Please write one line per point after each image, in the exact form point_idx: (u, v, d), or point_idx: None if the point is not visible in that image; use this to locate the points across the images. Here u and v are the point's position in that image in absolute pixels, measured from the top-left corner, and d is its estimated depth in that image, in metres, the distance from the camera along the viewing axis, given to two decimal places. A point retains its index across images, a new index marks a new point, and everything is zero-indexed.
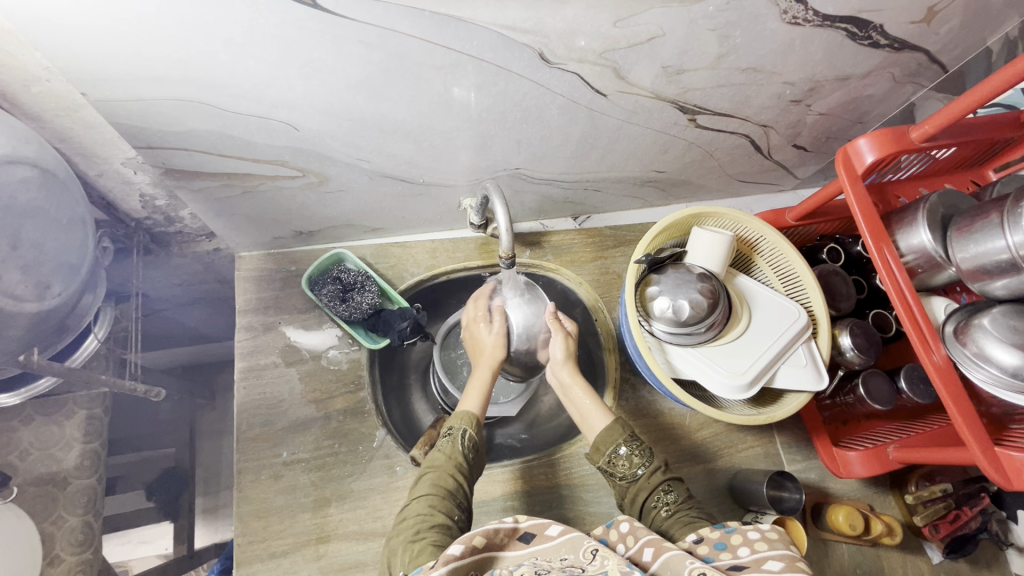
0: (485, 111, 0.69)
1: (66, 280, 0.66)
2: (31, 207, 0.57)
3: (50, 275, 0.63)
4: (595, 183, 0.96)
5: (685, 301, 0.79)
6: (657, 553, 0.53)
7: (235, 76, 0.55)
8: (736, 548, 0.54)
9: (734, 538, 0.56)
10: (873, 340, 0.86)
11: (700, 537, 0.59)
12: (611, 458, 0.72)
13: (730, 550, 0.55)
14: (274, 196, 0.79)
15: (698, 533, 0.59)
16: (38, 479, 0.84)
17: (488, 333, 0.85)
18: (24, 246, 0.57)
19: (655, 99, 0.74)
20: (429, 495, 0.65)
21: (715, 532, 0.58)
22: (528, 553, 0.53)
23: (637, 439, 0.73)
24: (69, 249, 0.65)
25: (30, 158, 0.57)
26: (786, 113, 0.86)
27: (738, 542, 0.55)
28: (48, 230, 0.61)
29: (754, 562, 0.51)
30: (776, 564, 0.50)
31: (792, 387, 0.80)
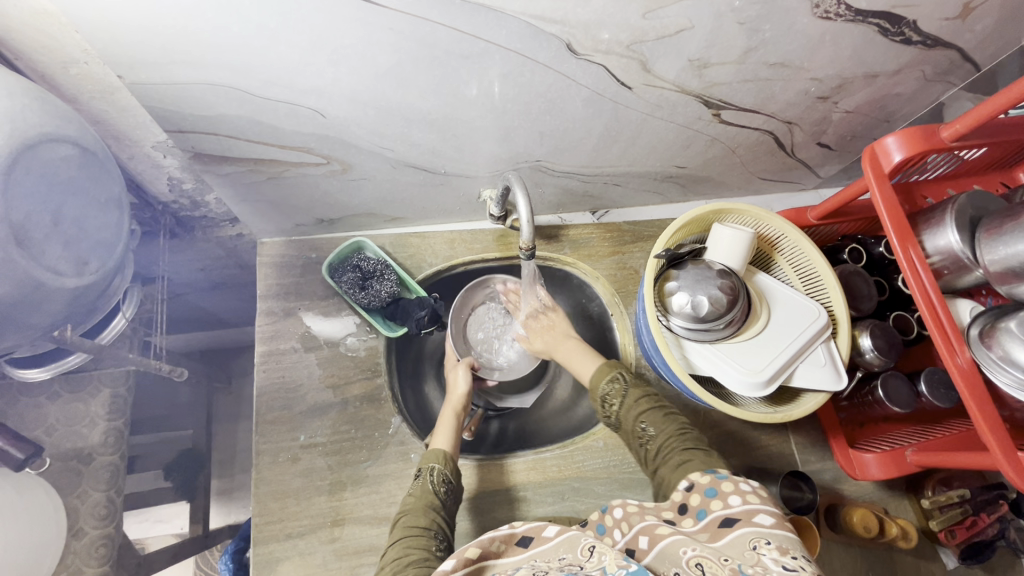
0: (508, 102, 0.70)
1: (104, 256, 0.68)
2: (69, 187, 0.59)
3: (90, 251, 0.64)
4: (615, 177, 0.96)
5: (704, 296, 0.78)
6: (653, 541, 0.53)
7: (266, 61, 0.55)
8: (726, 497, 0.56)
9: (724, 486, 0.57)
10: (893, 342, 0.85)
11: (691, 485, 0.60)
12: (601, 399, 0.78)
13: (720, 498, 0.56)
14: (298, 182, 0.79)
15: (689, 481, 0.61)
16: (64, 454, 0.87)
17: (461, 382, 0.91)
18: (64, 223, 0.59)
19: (680, 93, 0.74)
20: (406, 537, 0.66)
21: (705, 479, 0.60)
22: (525, 557, 0.54)
23: (621, 379, 0.78)
24: (108, 227, 0.67)
25: (71, 137, 0.58)
26: (812, 110, 0.85)
27: (728, 490, 0.57)
28: (88, 208, 0.62)
29: (744, 514, 0.53)
30: (767, 516, 0.52)
31: (810, 386, 0.80)
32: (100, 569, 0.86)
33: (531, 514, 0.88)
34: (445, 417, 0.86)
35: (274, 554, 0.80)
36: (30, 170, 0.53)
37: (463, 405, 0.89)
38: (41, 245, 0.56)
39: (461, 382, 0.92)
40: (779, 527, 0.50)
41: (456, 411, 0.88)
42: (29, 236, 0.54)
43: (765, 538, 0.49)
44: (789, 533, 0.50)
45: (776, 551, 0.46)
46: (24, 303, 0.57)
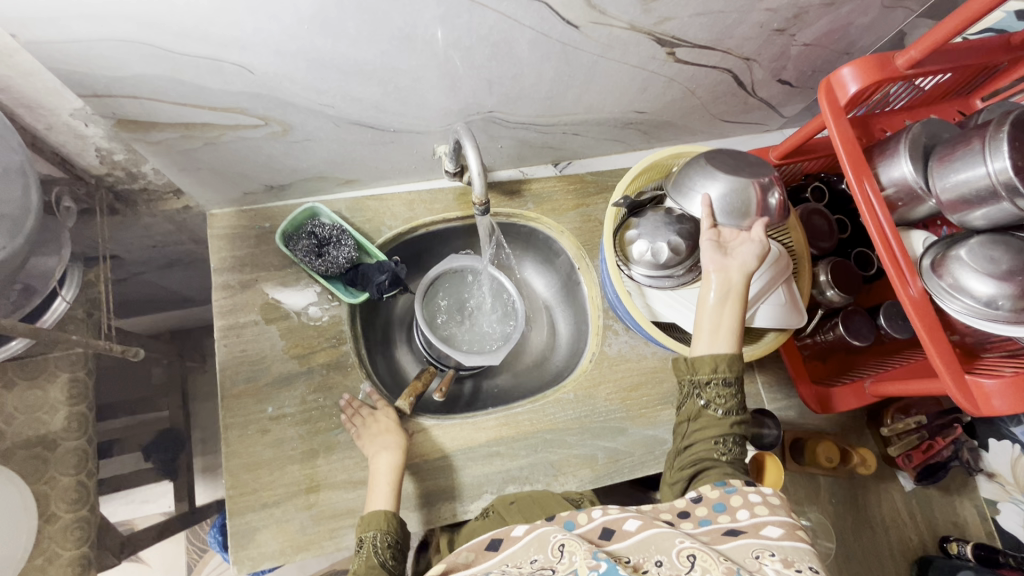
0: (450, 48, 0.66)
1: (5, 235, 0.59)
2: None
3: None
4: (574, 126, 0.93)
5: (664, 243, 0.77)
6: (642, 526, 0.55)
7: (173, 10, 0.51)
8: (735, 511, 0.58)
9: (733, 501, 0.59)
10: (853, 280, 0.88)
11: (699, 496, 0.61)
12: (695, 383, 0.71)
13: (727, 513, 0.58)
14: (237, 146, 0.75)
15: (697, 492, 0.62)
16: (26, 442, 0.85)
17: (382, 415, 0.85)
18: None
19: (631, 31, 0.70)
20: None
21: (715, 492, 0.61)
22: (497, 561, 0.57)
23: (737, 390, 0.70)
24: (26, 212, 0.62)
25: None
26: (770, 43, 0.82)
27: (738, 504, 0.58)
28: None
29: (752, 527, 0.55)
30: (774, 530, 0.54)
31: (772, 325, 0.80)
32: (77, 551, 0.84)
33: (506, 466, 0.89)
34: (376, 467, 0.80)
35: (252, 524, 0.81)
36: None
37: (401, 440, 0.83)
38: None
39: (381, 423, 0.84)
40: (787, 539, 0.52)
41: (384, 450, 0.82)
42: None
43: (769, 550, 0.50)
44: (797, 545, 0.52)
45: (779, 563, 0.49)
46: None
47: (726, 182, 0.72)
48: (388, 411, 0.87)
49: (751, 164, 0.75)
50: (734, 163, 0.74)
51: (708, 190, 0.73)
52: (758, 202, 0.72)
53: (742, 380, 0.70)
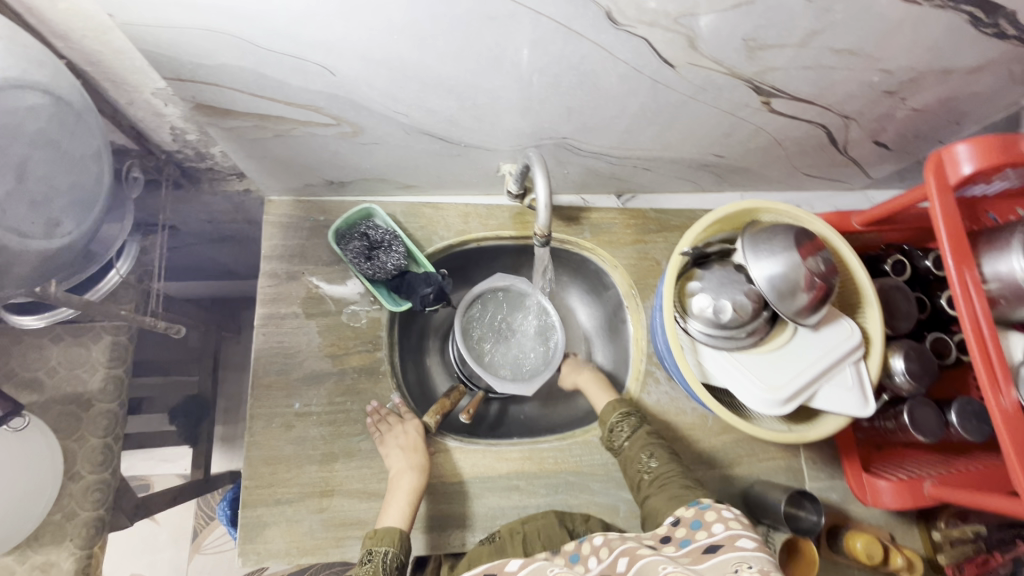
0: (536, 72, 0.63)
1: (79, 218, 0.59)
2: (47, 140, 0.52)
3: (62, 210, 0.56)
4: (646, 162, 0.88)
5: (729, 302, 0.73)
6: (632, 560, 0.55)
7: (269, 9, 0.50)
8: (711, 526, 0.59)
9: (708, 516, 0.61)
10: (928, 369, 0.80)
11: (677, 519, 0.63)
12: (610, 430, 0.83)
13: (704, 529, 0.59)
14: (307, 141, 0.74)
15: (675, 516, 0.64)
16: (63, 397, 0.87)
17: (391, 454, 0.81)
18: (30, 180, 0.51)
19: (729, 76, 0.66)
20: None
21: (690, 512, 0.63)
22: None
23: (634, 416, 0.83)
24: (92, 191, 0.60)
25: (43, 83, 0.51)
26: (874, 104, 0.76)
27: (712, 518, 0.60)
28: (55, 165, 0.53)
29: (728, 540, 0.55)
30: (749, 542, 0.54)
31: (833, 410, 0.73)
32: (94, 513, 0.85)
33: (523, 503, 0.86)
34: (400, 481, 0.79)
35: (262, 518, 0.80)
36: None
37: (422, 458, 0.81)
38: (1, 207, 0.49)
39: (393, 454, 0.81)
40: (759, 550, 0.52)
41: (410, 469, 0.80)
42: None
43: (747, 562, 0.50)
44: (770, 556, 0.52)
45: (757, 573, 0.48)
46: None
47: (776, 263, 0.72)
48: (413, 426, 0.85)
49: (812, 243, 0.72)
50: (779, 232, 0.73)
51: (752, 267, 0.74)
52: (803, 281, 0.71)
53: (635, 409, 0.85)
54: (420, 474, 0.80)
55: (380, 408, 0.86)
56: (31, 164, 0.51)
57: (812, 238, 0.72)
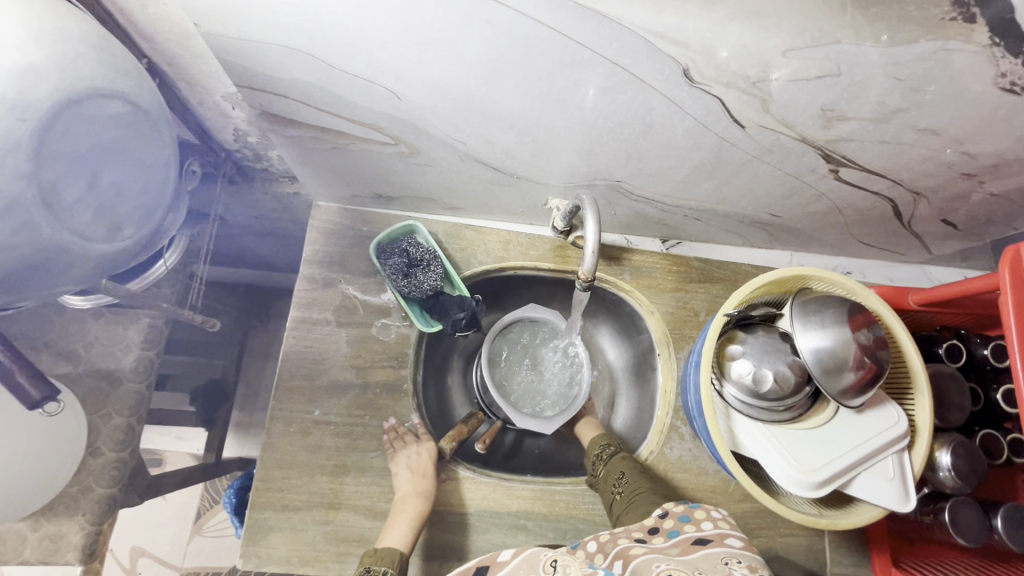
0: (600, 117, 0.62)
1: (139, 224, 0.63)
2: (122, 148, 0.56)
3: (124, 217, 0.59)
4: (698, 212, 0.86)
5: (770, 371, 0.70)
6: (627, 561, 0.56)
7: (348, 34, 0.50)
8: (699, 522, 0.62)
9: (697, 513, 0.63)
10: (978, 468, 0.75)
11: (665, 511, 0.65)
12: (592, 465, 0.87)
13: (692, 523, 0.62)
14: (363, 156, 0.75)
15: (662, 508, 0.66)
16: (95, 372, 0.89)
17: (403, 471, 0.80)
18: (100, 186, 0.54)
19: (799, 142, 0.64)
20: None
21: (679, 507, 0.65)
22: None
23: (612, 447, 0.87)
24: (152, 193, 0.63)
25: (125, 94, 0.55)
26: (949, 185, 0.72)
27: (700, 516, 0.63)
28: (125, 171, 0.57)
29: (717, 537, 0.59)
30: (736, 542, 0.58)
31: (870, 500, 0.69)
32: (108, 490, 0.87)
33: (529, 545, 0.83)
34: (405, 506, 0.78)
35: (267, 522, 0.80)
36: (76, 130, 0.50)
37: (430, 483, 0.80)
38: (70, 208, 0.52)
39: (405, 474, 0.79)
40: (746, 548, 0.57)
41: (417, 496, 0.78)
42: (59, 199, 0.51)
43: (737, 557, 0.54)
44: (755, 555, 0.56)
45: (746, 568, 0.52)
46: (48, 265, 0.54)
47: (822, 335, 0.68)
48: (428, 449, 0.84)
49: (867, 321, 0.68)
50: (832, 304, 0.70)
51: (798, 336, 0.71)
52: (851, 359, 0.67)
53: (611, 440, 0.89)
54: (423, 501, 0.78)
55: (399, 426, 0.85)
56: (104, 173, 0.54)
57: (864, 313, 0.69)
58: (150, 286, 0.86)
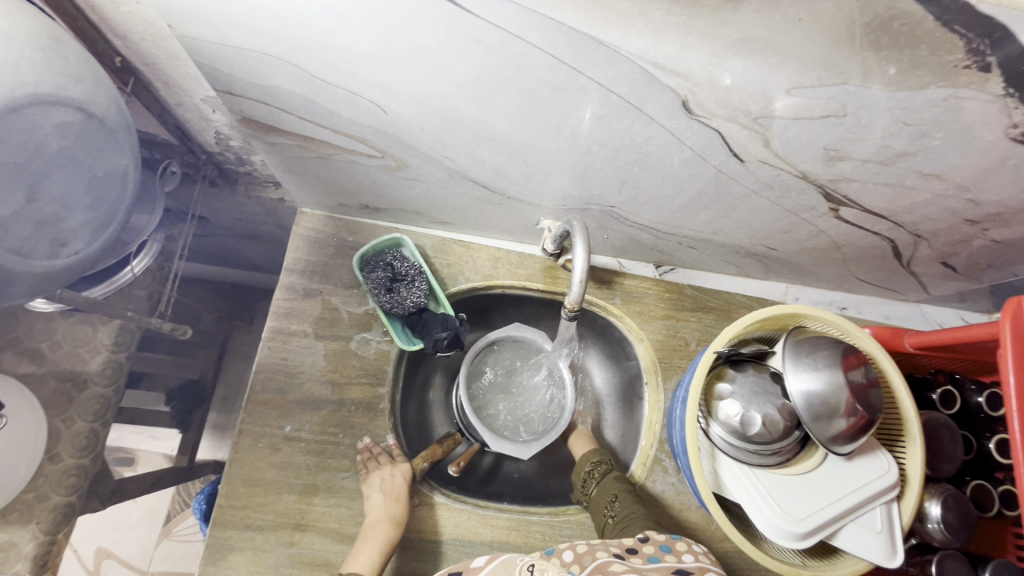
0: (594, 142, 0.59)
1: (88, 240, 0.60)
2: (69, 159, 0.52)
3: (69, 232, 0.56)
4: (693, 241, 0.84)
5: (758, 415, 0.68)
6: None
7: (332, 46, 0.48)
8: (681, 554, 0.57)
9: (678, 545, 0.59)
10: (967, 522, 0.73)
11: (645, 536, 0.60)
12: (583, 481, 0.85)
13: (673, 554, 0.57)
14: (348, 167, 0.72)
15: (643, 533, 0.61)
16: (59, 374, 0.85)
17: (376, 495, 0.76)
18: (42, 199, 0.52)
19: (800, 179, 0.61)
20: None
21: (660, 535, 0.60)
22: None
23: (604, 466, 0.85)
24: (108, 198, 0.60)
25: (76, 100, 0.51)
26: (952, 229, 0.70)
27: (682, 548, 0.58)
28: (73, 181, 0.54)
29: (698, 572, 0.54)
30: None
31: (856, 553, 0.66)
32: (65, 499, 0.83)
33: None
34: (374, 529, 0.74)
35: (229, 542, 0.76)
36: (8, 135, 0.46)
37: (399, 505, 0.76)
38: (4, 224, 0.49)
39: (376, 496, 0.76)
40: None
41: (383, 521, 0.74)
42: None
43: None
44: None
45: None
46: None
47: (817, 380, 0.66)
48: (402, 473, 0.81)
49: (865, 369, 0.66)
50: (831, 350, 0.67)
51: (790, 377, 0.68)
52: (844, 407, 0.64)
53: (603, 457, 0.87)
54: (397, 526, 0.75)
55: (373, 446, 0.82)
56: (46, 183, 0.51)
57: (859, 360, 0.66)
58: (117, 292, 0.85)
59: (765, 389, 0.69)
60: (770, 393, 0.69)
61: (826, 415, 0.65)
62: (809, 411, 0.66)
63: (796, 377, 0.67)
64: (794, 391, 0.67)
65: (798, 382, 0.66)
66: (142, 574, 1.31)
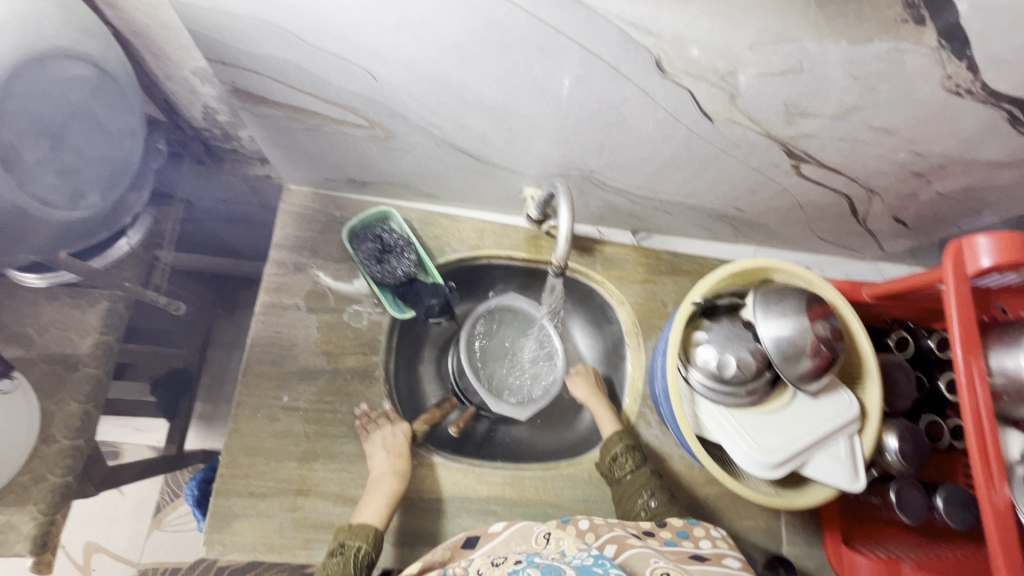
0: (575, 105, 0.63)
1: (102, 190, 0.67)
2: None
3: (86, 181, 0.62)
4: (667, 205, 0.89)
5: (733, 358, 0.73)
6: (622, 549, 0.56)
7: (328, 12, 0.50)
8: (698, 540, 0.65)
9: (695, 531, 0.67)
10: (920, 451, 0.80)
11: (665, 523, 0.69)
12: (611, 459, 0.84)
13: (691, 539, 0.65)
14: (336, 138, 0.74)
15: (664, 520, 0.69)
16: (48, 357, 0.85)
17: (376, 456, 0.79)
18: (65, 148, 0.58)
19: (764, 137, 0.66)
20: None
21: (678, 522, 0.69)
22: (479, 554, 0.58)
23: (637, 451, 0.84)
24: (118, 152, 0.65)
25: (91, 56, 0.55)
26: (901, 183, 0.76)
27: (700, 534, 0.66)
28: (91, 135, 0.60)
29: (715, 555, 0.61)
30: (734, 562, 0.60)
31: (824, 480, 0.73)
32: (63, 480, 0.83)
33: None
34: (379, 483, 0.77)
35: (233, 509, 0.79)
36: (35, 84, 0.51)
37: (401, 461, 0.80)
38: (30, 170, 0.55)
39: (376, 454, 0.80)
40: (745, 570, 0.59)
41: (384, 474, 0.78)
42: (18, 157, 0.54)
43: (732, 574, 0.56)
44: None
45: None
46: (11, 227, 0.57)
47: (785, 324, 0.71)
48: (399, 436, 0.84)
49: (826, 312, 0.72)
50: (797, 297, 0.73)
51: (760, 325, 0.73)
52: (810, 347, 0.70)
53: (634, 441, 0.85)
54: (401, 477, 0.79)
55: (370, 411, 0.84)
56: (67, 134, 0.57)
57: (822, 305, 0.72)
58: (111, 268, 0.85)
59: (739, 336, 0.75)
60: (743, 340, 0.74)
61: (795, 354, 0.71)
62: (779, 352, 0.71)
63: (767, 323, 0.72)
64: (765, 335, 0.72)
65: (768, 327, 0.72)
66: (136, 565, 1.31)
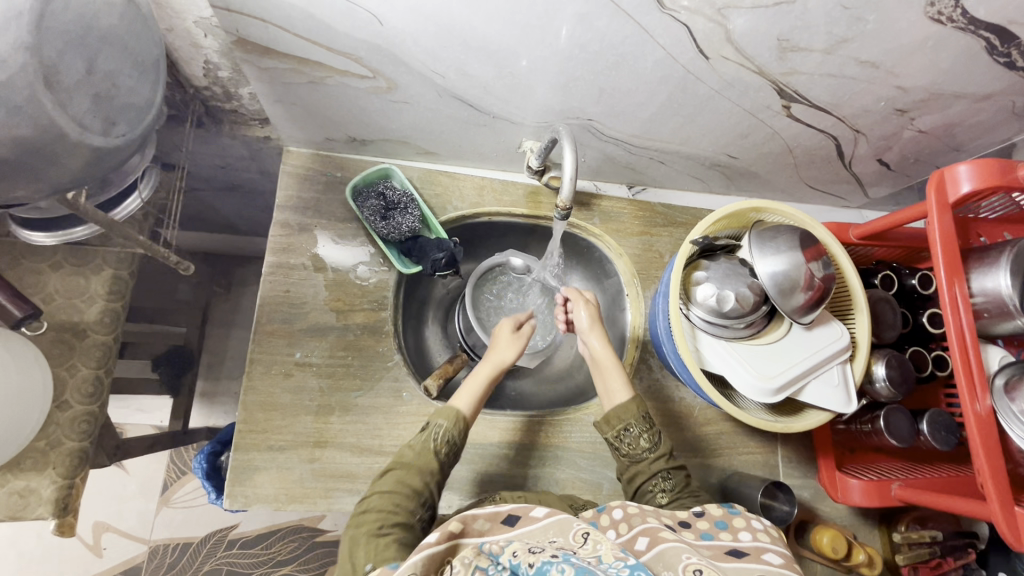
0: (577, 46, 0.65)
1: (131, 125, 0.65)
2: (115, 39, 0.57)
3: (118, 112, 0.61)
4: (662, 154, 0.91)
5: (732, 293, 0.76)
6: (653, 543, 0.55)
7: None
8: (737, 531, 0.60)
9: (735, 521, 0.61)
10: (907, 377, 0.84)
11: (703, 511, 0.63)
12: (621, 435, 0.77)
13: (730, 531, 0.60)
14: (339, 92, 0.75)
15: (701, 507, 0.64)
16: (57, 325, 0.85)
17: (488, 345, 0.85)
18: (98, 75, 0.57)
19: (758, 75, 0.69)
20: (391, 485, 0.66)
21: (717, 510, 0.63)
22: (512, 536, 0.55)
23: (653, 425, 0.78)
24: (139, 93, 0.64)
25: None
26: (885, 121, 0.80)
27: (740, 525, 0.60)
28: (122, 61, 0.59)
29: (754, 551, 0.56)
30: (774, 558, 0.56)
31: (819, 404, 0.77)
32: (79, 444, 0.84)
33: (511, 471, 0.88)
34: (479, 368, 0.80)
35: (253, 463, 0.80)
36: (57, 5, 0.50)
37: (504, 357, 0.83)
38: (70, 93, 0.54)
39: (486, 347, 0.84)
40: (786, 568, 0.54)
41: (492, 362, 0.81)
42: (59, 78, 0.52)
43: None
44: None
45: None
46: (43, 150, 0.55)
47: (780, 259, 0.75)
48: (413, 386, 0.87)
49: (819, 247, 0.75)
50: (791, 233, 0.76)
51: (757, 261, 0.77)
52: (804, 280, 0.73)
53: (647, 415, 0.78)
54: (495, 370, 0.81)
55: None
56: (100, 58, 0.56)
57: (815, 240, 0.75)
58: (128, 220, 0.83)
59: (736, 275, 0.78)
60: (741, 278, 0.78)
61: (790, 288, 0.74)
62: (775, 286, 0.75)
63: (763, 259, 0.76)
64: (761, 271, 0.76)
65: (765, 263, 0.75)
66: (146, 541, 1.32)
